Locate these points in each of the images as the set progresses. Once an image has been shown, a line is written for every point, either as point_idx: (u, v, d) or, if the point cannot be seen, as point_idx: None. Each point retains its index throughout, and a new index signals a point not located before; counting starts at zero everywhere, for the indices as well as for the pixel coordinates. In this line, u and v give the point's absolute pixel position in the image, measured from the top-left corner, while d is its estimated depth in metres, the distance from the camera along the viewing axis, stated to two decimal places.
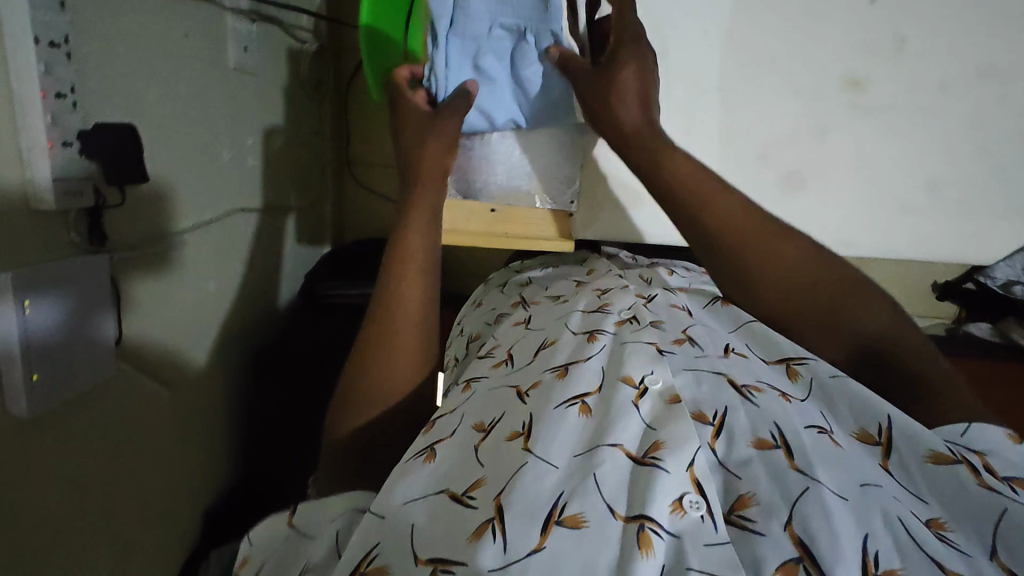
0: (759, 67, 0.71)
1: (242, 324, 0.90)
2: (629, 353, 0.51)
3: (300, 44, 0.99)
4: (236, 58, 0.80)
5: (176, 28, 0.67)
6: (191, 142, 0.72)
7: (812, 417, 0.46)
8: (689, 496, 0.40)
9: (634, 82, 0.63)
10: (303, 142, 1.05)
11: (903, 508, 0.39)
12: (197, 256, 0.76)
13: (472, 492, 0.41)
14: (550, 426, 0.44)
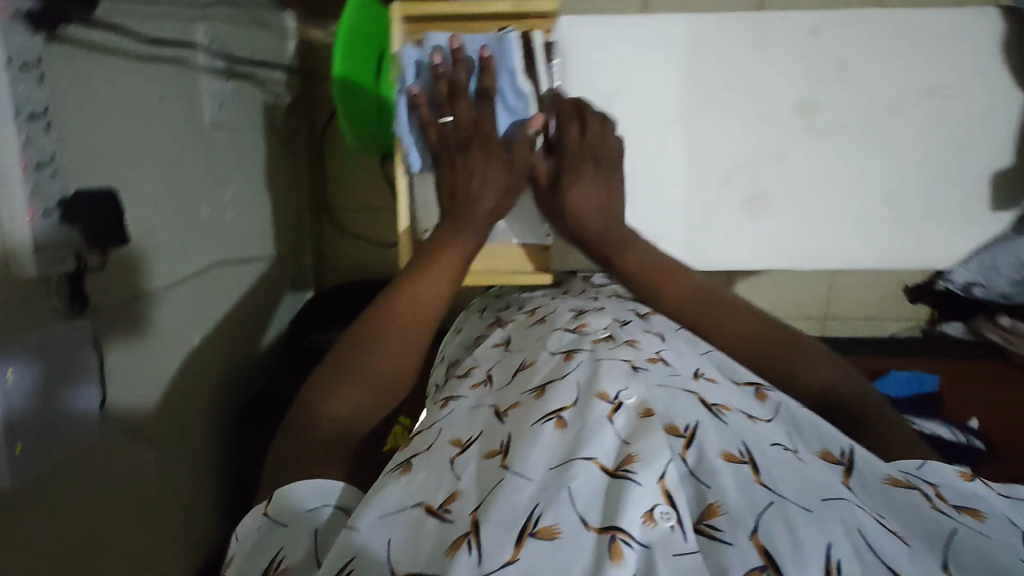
0: (711, 98, 0.74)
1: (226, 377, 0.89)
2: (604, 369, 0.51)
3: (273, 97, 1.01)
4: (211, 115, 0.82)
5: (152, 91, 0.69)
6: (170, 199, 0.73)
7: (776, 435, 0.48)
8: (660, 507, 0.40)
9: (588, 196, 0.67)
10: (280, 191, 1.06)
11: (866, 516, 0.41)
12: (180, 312, 0.76)
13: (449, 506, 0.42)
14: (527, 444, 0.44)
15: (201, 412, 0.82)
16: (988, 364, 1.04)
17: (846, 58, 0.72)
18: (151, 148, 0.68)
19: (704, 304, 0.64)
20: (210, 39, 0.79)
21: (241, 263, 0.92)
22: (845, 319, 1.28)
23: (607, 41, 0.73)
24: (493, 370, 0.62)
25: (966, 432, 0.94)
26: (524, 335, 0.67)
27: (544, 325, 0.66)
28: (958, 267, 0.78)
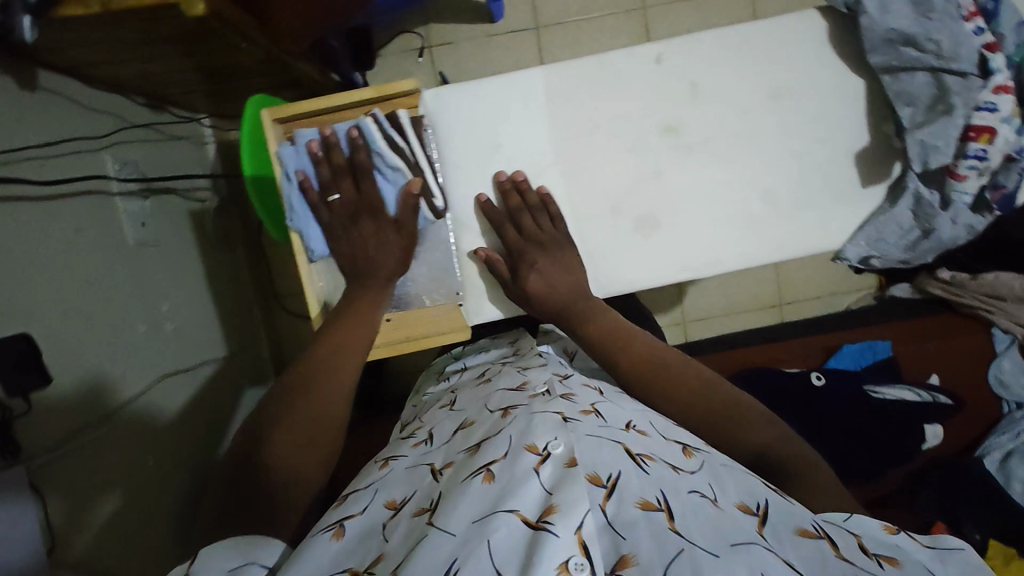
0: (585, 129, 0.75)
1: (193, 489, 0.88)
2: (536, 423, 0.52)
3: (200, 204, 1.04)
4: (134, 234, 0.85)
5: (67, 225, 0.71)
6: (103, 325, 0.74)
7: (695, 483, 0.50)
8: (575, 559, 0.40)
9: (547, 277, 0.73)
10: (223, 291, 1.07)
11: (772, 558, 0.43)
12: (128, 435, 0.75)
13: (374, 567, 0.45)
14: (455, 500, 0.47)
15: (170, 536, 0.80)
16: (945, 317, 1.07)
17: (694, 78, 0.74)
18: (71, 279, 0.70)
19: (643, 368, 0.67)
20: (120, 165, 0.84)
21: (192, 369, 0.93)
22: (800, 302, 1.31)
23: (470, 105, 0.75)
24: (434, 428, 0.63)
25: (930, 389, 1.00)
26: (468, 396, 0.68)
27: (487, 388, 0.67)
28: (848, 245, 0.76)
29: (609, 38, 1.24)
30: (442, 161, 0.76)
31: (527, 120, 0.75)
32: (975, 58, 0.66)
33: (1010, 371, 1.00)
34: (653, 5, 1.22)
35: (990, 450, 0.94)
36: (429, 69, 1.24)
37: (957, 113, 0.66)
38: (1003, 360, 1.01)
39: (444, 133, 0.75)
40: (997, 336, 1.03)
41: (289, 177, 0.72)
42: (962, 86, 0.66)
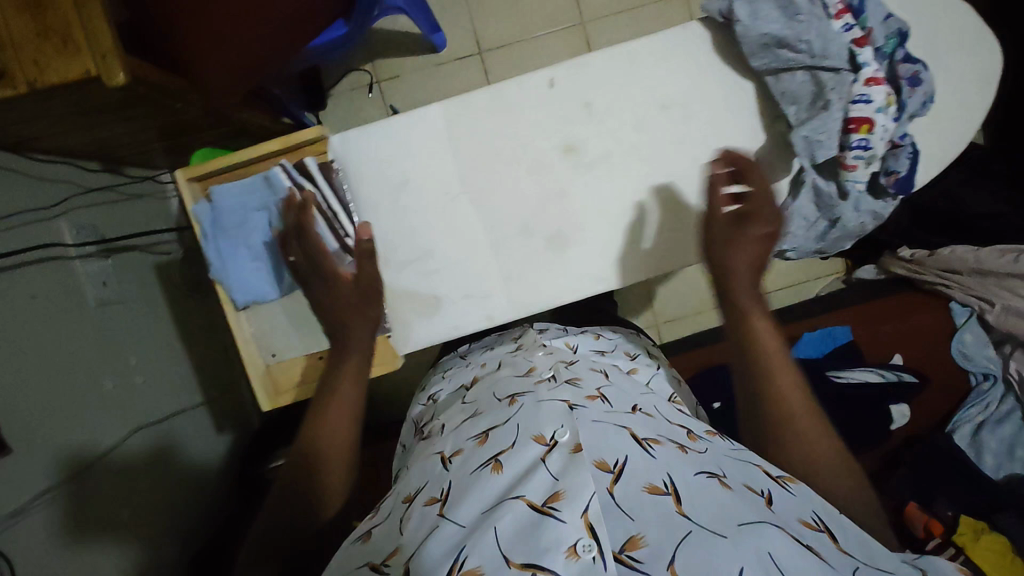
0: (490, 157, 0.84)
1: (164, 540, 0.91)
2: (546, 410, 0.57)
3: (165, 256, 1.07)
4: (95, 294, 0.87)
5: (23, 292, 0.74)
6: (64, 386, 0.77)
7: (703, 464, 0.54)
8: (583, 541, 0.44)
9: (758, 244, 0.71)
10: (201, 339, 1.11)
11: (776, 535, 0.47)
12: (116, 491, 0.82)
13: (388, 560, 0.50)
14: (468, 487, 0.53)
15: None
16: (898, 297, 1.09)
17: (587, 98, 0.83)
18: (28, 343, 0.72)
19: (782, 381, 0.64)
20: (77, 230, 0.87)
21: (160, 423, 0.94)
22: (778, 292, 1.32)
23: (379, 146, 0.84)
24: (445, 422, 0.70)
25: (892, 369, 1.03)
26: (476, 390, 0.75)
27: (498, 378, 0.73)
28: None
29: (552, 54, 1.32)
30: (355, 201, 0.85)
31: (434, 155, 0.84)
32: (845, 53, 0.75)
33: (972, 343, 1.04)
34: (591, 19, 1.31)
35: (960, 425, 1.02)
36: (380, 102, 1.32)
37: (832, 108, 0.76)
38: (965, 334, 1.04)
39: (352, 174, 0.85)
40: (955, 310, 1.06)
41: (208, 235, 0.83)
42: (835, 80, 0.75)
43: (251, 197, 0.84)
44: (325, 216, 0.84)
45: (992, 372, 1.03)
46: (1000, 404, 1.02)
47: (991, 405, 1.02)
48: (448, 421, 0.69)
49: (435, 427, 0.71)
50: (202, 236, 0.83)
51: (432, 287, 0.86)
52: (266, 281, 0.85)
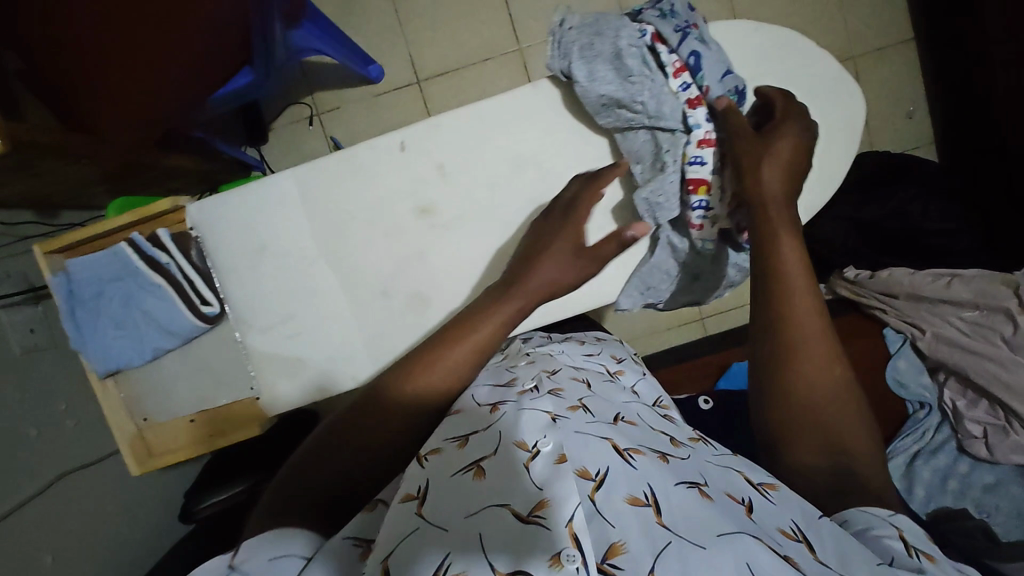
0: (412, 185, 0.81)
1: None
2: (526, 420, 0.55)
3: None
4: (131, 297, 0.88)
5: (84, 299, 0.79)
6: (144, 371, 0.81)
7: (683, 474, 0.54)
8: (565, 551, 0.44)
9: (780, 172, 0.69)
10: None
11: (758, 546, 0.47)
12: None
13: (445, 521, 0.48)
14: (445, 492, 0.50)
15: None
16: (856, 319, 1.24)
17: None
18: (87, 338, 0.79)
19: (805, 325, 0.63)
20: None
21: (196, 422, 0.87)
22: (718, 314, 1.56)
23: (279, 195, 0.80)
24: None
25: None
26: None
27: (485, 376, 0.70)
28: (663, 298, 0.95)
29: (493, 80, 1.48)
30: (214, 265, 0.80)
31: (335, 205, 0.80)
32: (679, 112, 0.76)
33: (905, 370, 1.16)
34: (527, 47, 1.46)
35: (896, 454, 1.12)
36: (320, 133, 1.50)
37: (669, 169, 0.77)
38: (899, 361, 1.17)
39: (212, 239, 0.80)
40: (891, 337, 1.19)
41: (66, 305, 0.78)
42: (671, 140, 0.77)
43: (108, 266, 0.80)
44: (179, 288, 0.80)
45: (926, 400, 1.14)
46: (935, 431, 1.12)
47: (924, 434, 1.12)
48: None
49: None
50: (59, 306, 0.79)
51: (333, 346, 0.81)
52: (162, 335, 0.81)
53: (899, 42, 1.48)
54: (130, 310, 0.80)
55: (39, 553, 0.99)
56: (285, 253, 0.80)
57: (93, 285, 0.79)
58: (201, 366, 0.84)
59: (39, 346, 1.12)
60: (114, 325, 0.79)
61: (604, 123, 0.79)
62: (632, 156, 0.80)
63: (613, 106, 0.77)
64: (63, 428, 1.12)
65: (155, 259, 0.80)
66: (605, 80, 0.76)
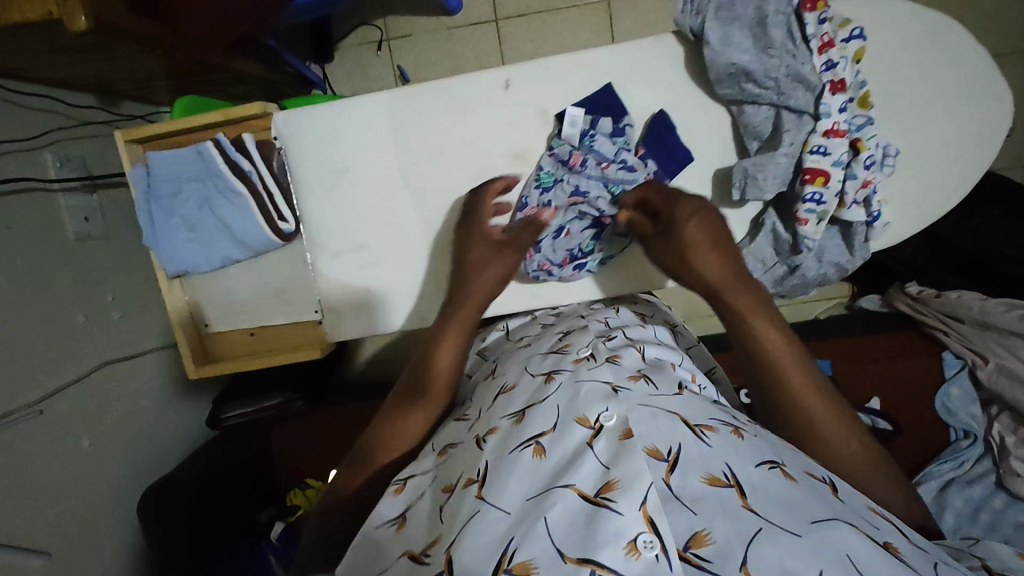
0: (503, 129, 0.79)
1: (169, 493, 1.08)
2: (585, 395, 0.61)
3: None
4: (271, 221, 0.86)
5: (202, 187, 0.80)
6: (261, 271, 0.84)
7: (762, 453, 0.56)
8: (643, 537, 0.47)
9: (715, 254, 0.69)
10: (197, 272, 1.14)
11: (854, 536, 0.48)
12: (21, 455, 0.91)
13: (508, 505, 0.53)
14: (510, 471, 0.56)
15: (75, 538, 0.99)
16: (908, 335, 1.24)
17: None
18: (200, 225, 0.80)
19: (783, 359, 0.65)
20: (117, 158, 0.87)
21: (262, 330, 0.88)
22: None
23: (369, 116, 0.79)
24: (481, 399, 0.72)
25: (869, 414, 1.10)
26: (506, 361, 0.79)
27: (527, 351, 0.77)
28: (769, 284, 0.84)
29: (574, 28, 1.40)
30: (296, 184, 0.82)
31: (425, 137, 0.80)
32: (813, 95, 0.70)
33: (956, 398, 1.13)
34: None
35: (928, 477, 1.09)
36: (387, 59, 1.44)
37: (782, 150, 0.71)
38: (952, 388, 1.14)
39: (294, 151, 0.81)
40: (949, 360, 1.16)
41: (143, 199, 0.80)
42: (795, 123, 0.71)
43: (187, 166, 0.79)
44: (260, 201, 0.80)
45: (972, 430, 1.11)
46: (974, 463, 1.08)
47: (964, 463, 1.09)
48: (483, 399, 0.72)
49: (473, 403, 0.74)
50: (135, 198, 0.80)
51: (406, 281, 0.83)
52: (234, 247, 0.81)
53: (1014, 52, 1.37)
54: (203, 215, 0.80)
55: (75, 438, 1.01)
56: (409, 154, 0.80)
57: (171, 183, 0.80)
58: (266, 275, 0.84)
59: (92, 235, 1.11)
60: (187, 225, 0.80)
61: (722, 94, 0.74)
62: (747, 132, 0.75)
63: (740, 78, 0.71)
64: (109, 319, 1.13)
65: (232, 162, 0.79)
66: (739, 48, 0.70)
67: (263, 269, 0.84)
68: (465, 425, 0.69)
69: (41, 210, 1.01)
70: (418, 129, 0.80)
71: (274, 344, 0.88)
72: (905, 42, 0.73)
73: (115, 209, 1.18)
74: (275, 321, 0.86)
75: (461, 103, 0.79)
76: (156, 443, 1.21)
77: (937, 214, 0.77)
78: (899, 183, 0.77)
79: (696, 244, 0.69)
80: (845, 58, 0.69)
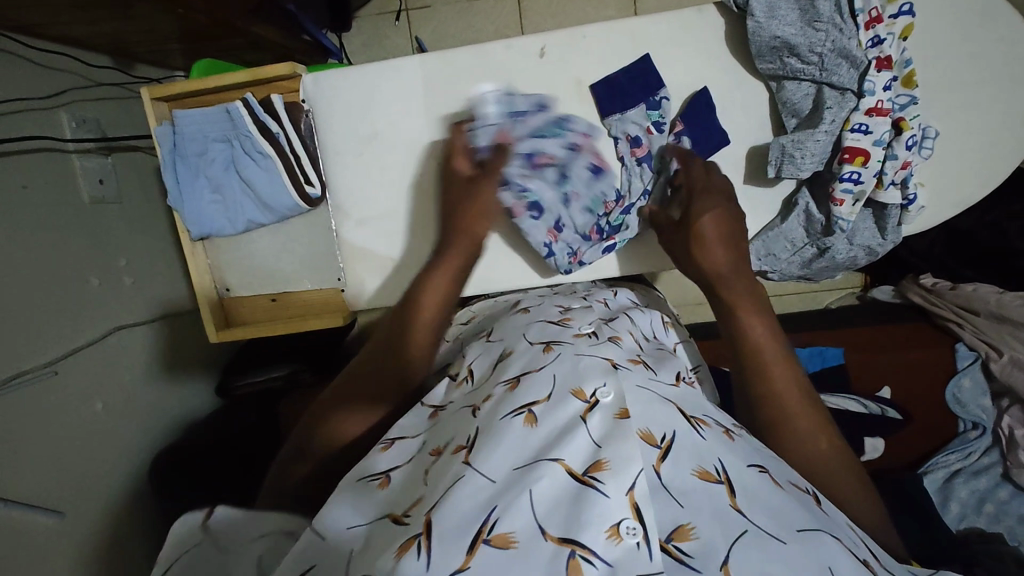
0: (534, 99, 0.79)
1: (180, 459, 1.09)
2: (584, 366, 0.57)
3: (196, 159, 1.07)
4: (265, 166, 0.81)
5: (229, 146, 0.81)
6: (284, 239, 0.86)
7: (752, 456, 0.53)
8: (626, 523, 0.44)
9: (729, 247, 0.69)
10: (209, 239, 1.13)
11: (839, 551, 0.45)
12: (36, 415, 0.91)
13: (493, 473, 0.48)
14: (499, 439, 0.51)
15: (88, 501, 0.99)
16: (921, 326, 1.24)
17: None
18: (224, 183, 0.82)
19: (769, 355, 0.63)
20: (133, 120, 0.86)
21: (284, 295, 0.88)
22: (777, 296, 1.51)
23: (402, 82, 0.80)
24: (474, 362, 0.68)
25: (880, 402, 1.11)
26: (504, 326, 0.74)
27: (523, 318, 0.74)
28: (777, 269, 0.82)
29: (597, 5, 1.37)
30: (322, 150, 0.82)
31: (457, 104, 0.80)
32: (857, 72, 0.69)
33: (967, 390, 1.13)
34: None
35: (934, 468, 1.09)
36: (405, 31, 1.42)
37: (823, 126, 0.70)
38: (964, 379, 1.14)
39: (322, 115, 0.81)
40: (961, 353, 1.16)
41: (168, 156, 0.81)
42: (837, 100, 0.69)
43: (216, 126, 0.81)
44: (286, 162, 0.80)
45: (982, 423, 1.11)
46: (982, 454, 1.09)
47: (971, 454, 1.09)
48: (476, 359, 0.69)
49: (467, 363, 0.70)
50: (162, 156, 0.82)
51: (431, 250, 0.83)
52: (260, 211, 0.83)
53: None
54: (229, 174, 0.82)
55: (87, 401, 1.02)
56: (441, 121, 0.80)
57: (198, 142, 0.82)
58: (290, 241, 0.86)
59: (105, 199, 1.10)
60: (213, 184, 0.82)
61: (763, 68, 0.73)
62: (786, 108, 0.73)
63: (783, 51, 0.70)
64: (121, 284, 1.12)
65: (257, 121, 0.79)
66: (785, 21, 0.69)
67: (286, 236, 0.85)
68: (453, 383, 0.67)
69: (56, 170, 0.99)
70: (448, 94, 0.80)
71: (295, 310, 0.88)
72: (947, 24, 0.72)
73: (129, 173, 1.17)
74: (297, 288, 0.87)
75: (491, 73, 0.79)
76: (167, 409, 1.22)
77: (963, 202, 0.77)
78: (935, 167, 0.77)
79: (709, 237, 0.69)
80: (892, 35, 0.68)
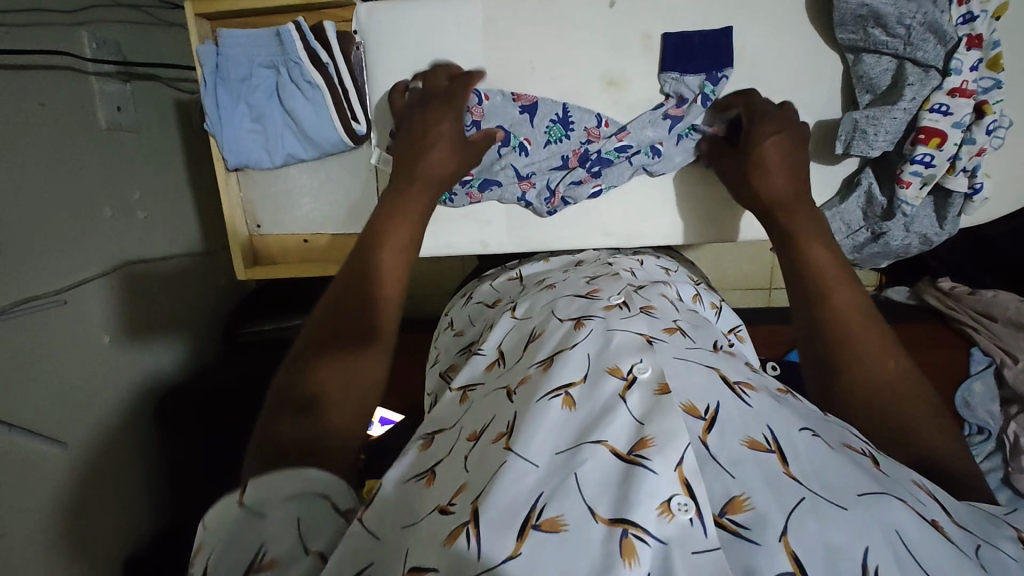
0: (592, 54, 0.78)
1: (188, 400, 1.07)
2: (615, 346, 0.54)
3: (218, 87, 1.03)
4: (299, 106, 0.78)
5: (274, 75, 0.79)
6: (320, 182, 0.85)
7: (802, 420, 0.50)
8: (677, 498, 0.42)
9: (785, 174, 0.69)
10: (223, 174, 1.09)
11: (904, 512, 0.42)
12: (41, 342, 0.88)
13: (534, 455, 0.45)
14: (536, 417, 0.48)
15: (93, 432, 0.98)
16: (937, 329, 1.25)
17: None
18: (266, 113, 0.80)
19: (834, 279, 0.63)
20: None
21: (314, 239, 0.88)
22: None
23: (462, 22, 0.78)
24: (503, 345, 0.64)
25: None
26: (531, 295, 0.71)
27: (551, 293, 0.69)
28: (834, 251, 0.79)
29: None
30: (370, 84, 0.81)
31: (515, 53, 0.79)
32: (945, 50, 0.67)
33: (978, 393, 1.12)
34: None
35: None
36: None
37: (901, 105, 0.69)
38: (974, 385, 1.13)
39: (374, 47, 0.79)
40: (976, 358, 1.16)
41: (207, 75, 0.77)
42: (919, 77, 0.68)
43: (262, 50, 0.77)
44: (335, 94, 0.78)
45: (987, 427, 1.07)
46: (984, 458, 1.05)
47: (975, 456, 1.06)
48: (507, 338, 0.65)
49: (498, 337, 0.66)
50: (202, 76, 0.78)
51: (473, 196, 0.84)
52: (302, 145, 0.81)
53: None
54: (273, 104, 0.79)
55: (97, 332, 0.99)
56: (499, 67, 0.79)
57: (240, 64, 0.78)
58: (326, 181, 0.85)
59: (123, 126, 1.06)
60: (255, 112, 0.80)
61: (842, 38, 0.71)
62: (861, 83, 0.72)
63: (868, 21, 0.68)
64: (133, 217, 1.09)
65: (303, 48, 0.76)
66: None
67: (325, 178, 0.85)
68: (484, 364, 0.63)
69: (74, 90, 0.95)
70: (505, 40, 0.78)
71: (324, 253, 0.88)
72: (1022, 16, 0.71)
73: (148, 102, 1.12)
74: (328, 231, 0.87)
75: (549, 23, 0.78)
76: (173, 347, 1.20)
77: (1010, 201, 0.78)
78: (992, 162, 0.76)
79: (769, 162, 0.69)
80: (984, 13, 0.67)
